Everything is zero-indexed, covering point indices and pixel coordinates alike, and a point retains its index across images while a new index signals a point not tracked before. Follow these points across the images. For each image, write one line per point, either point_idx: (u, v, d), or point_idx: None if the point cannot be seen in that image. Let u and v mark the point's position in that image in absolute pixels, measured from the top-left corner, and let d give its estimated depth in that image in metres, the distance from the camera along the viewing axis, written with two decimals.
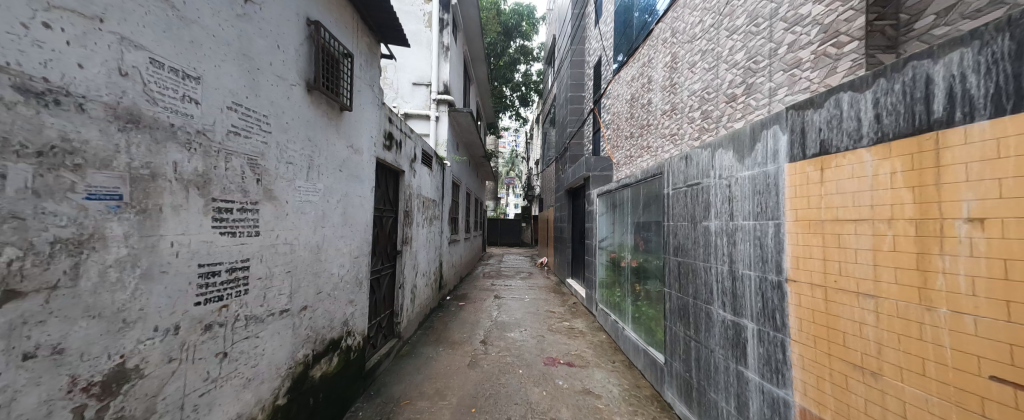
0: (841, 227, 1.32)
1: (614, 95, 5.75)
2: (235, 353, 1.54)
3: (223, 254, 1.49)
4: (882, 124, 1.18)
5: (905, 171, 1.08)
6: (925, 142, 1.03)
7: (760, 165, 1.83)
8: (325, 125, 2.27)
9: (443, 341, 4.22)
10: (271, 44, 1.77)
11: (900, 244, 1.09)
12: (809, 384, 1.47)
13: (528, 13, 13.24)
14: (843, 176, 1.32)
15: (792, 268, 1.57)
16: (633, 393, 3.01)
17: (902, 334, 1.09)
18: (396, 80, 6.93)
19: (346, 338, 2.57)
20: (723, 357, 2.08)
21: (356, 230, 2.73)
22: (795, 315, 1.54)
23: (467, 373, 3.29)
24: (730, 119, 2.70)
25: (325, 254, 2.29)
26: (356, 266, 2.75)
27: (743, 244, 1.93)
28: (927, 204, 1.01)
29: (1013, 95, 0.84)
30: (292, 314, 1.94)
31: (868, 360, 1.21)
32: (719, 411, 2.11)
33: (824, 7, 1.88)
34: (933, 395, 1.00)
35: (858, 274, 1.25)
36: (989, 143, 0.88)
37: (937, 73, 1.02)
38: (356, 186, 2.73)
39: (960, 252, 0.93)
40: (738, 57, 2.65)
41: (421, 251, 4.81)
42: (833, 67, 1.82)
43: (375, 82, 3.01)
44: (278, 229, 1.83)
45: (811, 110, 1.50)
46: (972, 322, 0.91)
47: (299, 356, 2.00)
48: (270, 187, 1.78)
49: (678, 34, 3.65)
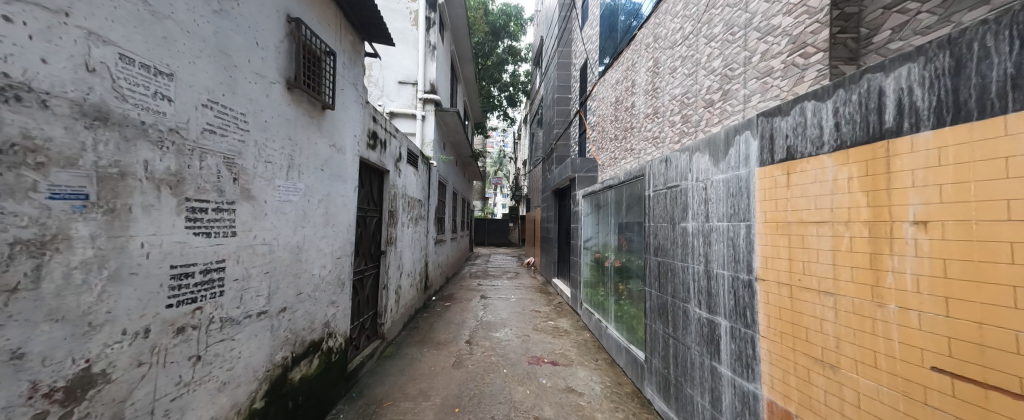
0: (805, 229, 1.39)
1: (599, 97, 5.84)
2: (210, 356, 1.50)
3: (198, 255, 1.45)
4: (841, 132, 1.25)
5: (861, 176, 1.15)
6: (878, 149, 1.10)
7: (733, 169, 1.90)
8: (306, 124, 2.23)
9: (428, 341, 4.20)
10: (250, 41, 1.74)
11: (856, 244, 1.16)
12: (776, 378, 1.54)
13: (516, 14, 13.25)
14: (807, 180, 1.39)
15: (761, 267, 1.64)
16: (615, 390, 3.08)
17: (859, 330, 1.16)
18: (381, 78, 6.84)
19: (327, 339, 2.53)
20: (699, 353, 2.16)
21: (338, 230, 2.69)
22: (764, 313, 1.62)
23: (451, 373, 3.29)
24: (708, 123, 2.79)
25: (305, 254, 2.25)
26: (338, 266, 2.71)
27: (718, 244, 2.01)
28: (879, 207, 1.08)
29: (952, 109, 0.91)
30: (270, 316, 1.91)
31: (828, 355, 1.28)
32: (695, 406, 2.19)
33: (794, 19, 1.97)
34: (884, 386, 1.07)
35: (820, 273, 1.32)
36: (933, 152, 0.95)
37: (889, 86, 1.09)
38: (339, 185, 2.69)
39: (907, 252, 1.00)
40: (716, 64, 2.74)
41: (406, 252, 4.77)
42: (801, 76, 1.91)
43: (358, 81, 2.97)
44: (256, 229, 1.80)
45: (780, 117, 1.58)
46: (917, 317, 0.98)
47: (278, 359, 1.96)
48: (247, 187, 1.74)
49: (660, 40, 3.75)
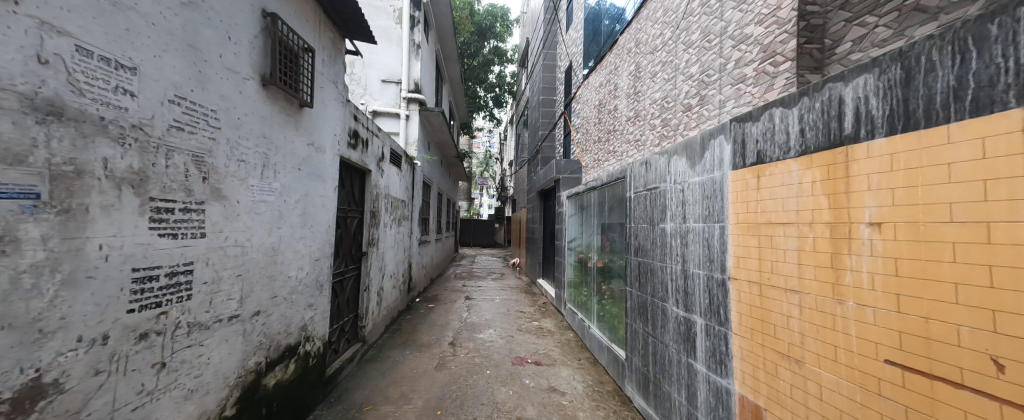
0: (773, 230, 1.46)
1: (583, 100, 5.91)
2: (176, 363, 1.44)
3: (163, 257, 1.39)
4: (806, 138, 1.32)
5: (823, 180, 1.22)
6: (838, 154, 1.16)
7: (708, 172, 1.97)
8: (283, 121, 2.17)
9: (411, 343, 4.14)
10: (221, 35, 1.68)
11: (819, 244, 1.23)
12: (746, 373, 1.60)
13: (503, 15, 13.23)
14: (775, 183, 1.45)
15: (734, 266, 1.71)
16: (596, 388, 3.13)
17: (821, 325, 1.22)
18: (364, 76, 6.71)
19: (305, 343, 2.46)
20: (676, 351, 2.22)
21: (317, 231, 2.62)
22: (736, 311, 1.68)
23: (433, 375, 3.26)
24: (686, 127, 2.88)
25: (281, 256, 2.19)
26: (317, 268, 2.64)
27: (694, 245, 2.07)
28: (839, 209, 1.15)
29: (902, 118, 0.98)
30: (242, 320, 1.84)
31: (794, 350, 1.34)
32: (672, 402, 2.25)
33: (765, 29, 2.06)
34: (843, 378, 1.13)
35: (786, 272, 1.38)
36: (885, 158, 1.01)
37: (848, 95, 1.16)
38: (318, 185, 2.62)
39: (863, 251, 1.07)
40: (693, 70, 2.83)
41: (389, 253, 4.69)
42: (771, 83, 1.99)
43: (338, 79, 2.91)
44: (227, 230, 1.73)
45: (751, 122, 1.65)
46: (872, 313, 1.04)
47: (251, 364, 1.90)
48: (218, 186, 1.67)
49: (641, 45, 3.83)
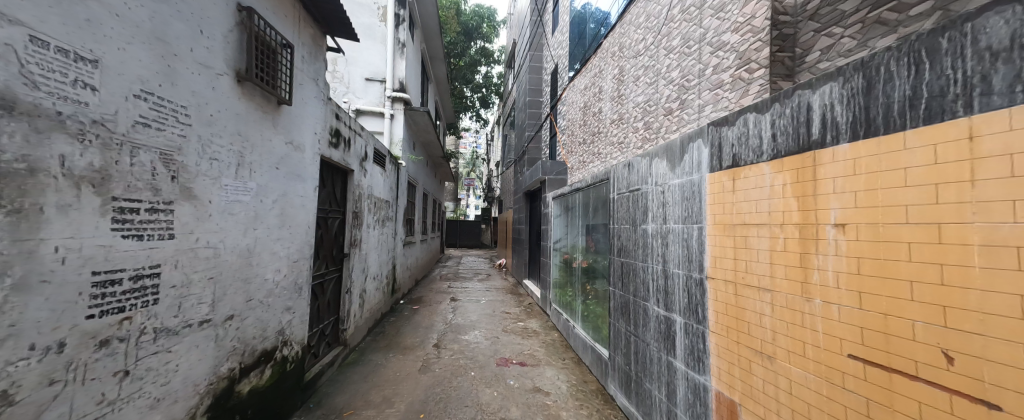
0: (747, 230, 1.51)
1: (569, 102, 5.96)
2: (140, 370, 1.37)
3: (127, 260, 1.33)
4: (778, 142, 1.37)
5: (793, 182, 1.27)
6: (806, 158, 1.22)
7: (687, 175, 2.02)
8: (259, 119, 2.10)
9: (394, 346, 4.08)
10: (192, 29, 1.62)
11: (789, 244, 1.28)
12: (722, 369, 1.65)
13: (490, 15, 13.21)
14: (749, 185, 1.51)
15: (710, 266, 1.76)
16: (580, 388, 3.15)
17: (791, 322, 1.27)
18: (347, 74, 6.58)
19: (282, 348, 2.39)
20: (657, 349, 2.26)
21: (296, 232, 2.54)
22: (713, 309, 1.73)
23: (417, 378, 3.22)
24: (668, 130, 2.94)
25: (257, 258, 2.11)
26: (296, 270, 2.56)
27: (674, 245, 2.12)
28: (807, 211, 1.20)
29: (863, 124, 1.03)
30: (214, 325, 1.77)
31: (766, 347, 1.39)
32: (653, 400, 2.29)
33: (740, 37, 2.14)
34: (811, 373, 1.18)
35: (759, 271, 1.44)
36: (848, 162, 1.06)
37: (815, 102, 1.21)
38: (298, 184, 2.55)
39: (828, 251, 1.12)
40: (674, 75, 2.90)
41: (372, 254, 4.61)
42: (746, 89, 2.07)
43: (319, 76, 2.84)
44: (198, 231, 1.66)
45: (727, 127, 1.70)
46: (837, 310, 1.09)
47: (223, 371, 1.83)
48: (188, 186, 1.61)
49: (625, 49, 3.90)
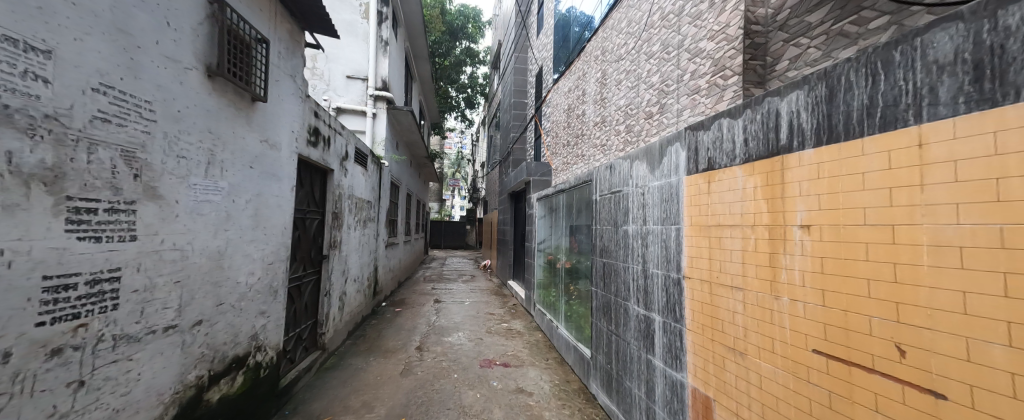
0: (721, 231, 1.57)
1: (553, 104, 6.01)
2: (98, 380, 1.30)
3: (83, 263, 1.25)
4: (749, 147, 1.43)
5: (763, 185, 1.32)
6: (775, 162, 1.27)
7: (666, 177, 2.07)
8: (232, 116, 2.02)
9: (375, 349, 4.00)
10: (158, 20, 1.55)
11: (759, 244, 1.33)
12: (698, 366, 1.70)
13: (476, 16, 13.16)
14: (723, 188, 1.56)
15: (687, 266, 1.81)
16: (563, 388, 3.18)
17: (762, 320, 1.32)
18: (328, 71, 6.42)
19: (256, 353, 2.30)
20: (637, 348, 2.31)
21: (272, 233, 2.46)
22: (689, 308, 1.78)
23: (398, 382, 3.17)
24: (648, 133, 3.01)
25: (228, 260, 2.03)
26: (271, 273, 2.47)
27: (653, 246, 2.17)
28: (776, 212, 1.25)
29: (825, 131, 1.09)
30: (181, 331, 1.69)
31: (738, 343, 1.44)
32: (633, 398, 2.33)
33: (715, 45, 2.22)
34: (779, 368, 1.23)
35: (732, 270, 1.49)
36: (813, 167, 1.12)
37: (783, 109, 1.27)
38: (274, 184, 2.47)
39: (795, 251, 1.17)
40: (654, 79, 2.97)
41: (353, 256, 4.50)
42: (721, 95, 2.14)
43: (297, 72, 2.76)
44: (163, 233, 1.58)
45: (703, 131, 1.75)
46: (802, 307, 1.14)
47: (191, 379, 1.74)
48: (153, 185, 1.53)
49: (607, 53, 3.97)
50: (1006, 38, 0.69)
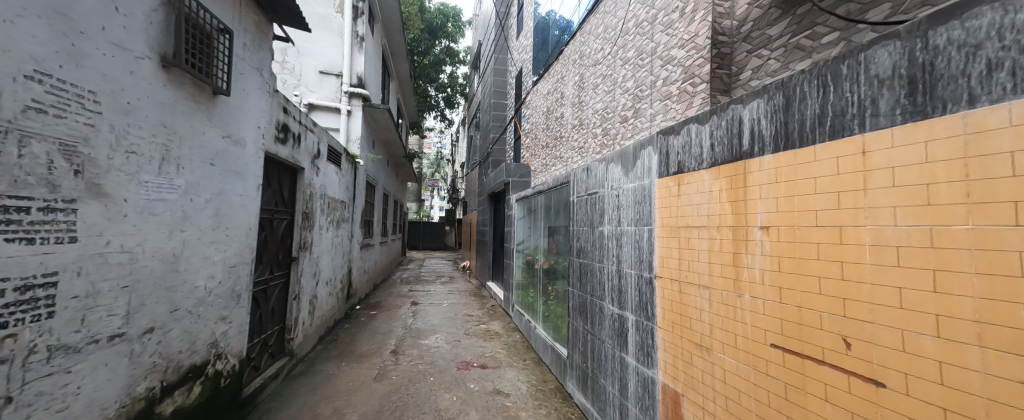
0: (689, 232, 1.63)
1: (533, 106, 6.05)
2: (29, 395, 1.19)
3: (13, 267, 1.14)
4: (715, 152, 1.49)
5: (728, 188, 1.39)
6: (739, 166, 1.34)
7: (639, 179, 2.13)
8: (190, 109, 1.91)
9: (347, 354, 3.87)
10: (104, 5, 1.44)
11: (724, 245, 1.40)
12: (668, 363, 1.76)
13: (455, 15, 13.06)
14: (692, 190, 1.62)
15: (658, 266, 1.87)
16: (539, 387, 3.21)
17: (726, 316, 1.38)
18: (299, 65, 6.17)
19: (215, 361, 2.17)
20: (611, 346, 2.36)
21: (235, 234, 2.33)
22: (660, 306, 1.84)
23: (372, 387, 3.09)
24: (623, 137, 3.08)
25: (185, 263, 1.91)
26: (234, 276, 2.34)
27: (627, 246, 2.23)
28: (739, 214, 1.32)
29: (782, 138, 1.16)
30: (129, 339, 1.57)
31: (704, 340, 1.50)
32: (607, 395, 2.38)
33: (686, 53, 2.31)
34: (742, 362, 1.29)
35: (699, 270, 1.55)
36: (772, 172, 1.18)
37: (745, 116, 1.34)
38: (238, 183, 2.34)
39: (756, 251, 1.23)
40: (629, 84, 3.05)
41: (325, 257, 4.34)
42: (690, 101, 2.23)
43: (264, 66, 2.63)
44: (110, 234, 1.47)
45: (673, 135, 1.81)
46: (762, 304, 1.20)
47: (141, 391, 1.62)
48: (98, 182, 1.42)
49: (584, 57, 4.04)
50: (935, 55, 0.77)
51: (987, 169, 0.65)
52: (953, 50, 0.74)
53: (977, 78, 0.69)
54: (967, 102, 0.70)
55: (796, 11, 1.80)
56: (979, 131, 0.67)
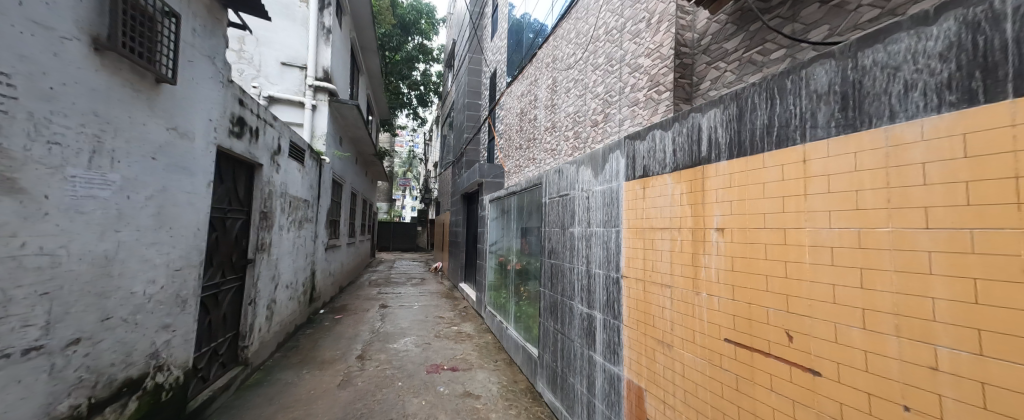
0: (653, 233, 1.70)
1: (506, 107, 6.08)
2: None
3: None
4: (677, 157, 1.57)
5: (688, 192, 1.46)
6: (698, 171, 1.41)
7: (607, 182, 2.19)
8: (130, 98, 1.74)
9: (309, 361, 3.68)
10: None
11: (685, 245, 1.46)
12: (633, 359, 1.82)
13: (429, 12, 12.86)
14: (656, 193, 1.70)
15: (625, 266, 1.93)
16: (510, 388, 3.21)
17: (687, 313, 1.45)
18: (258, 56, 5.83)
19: (155, 374, 1.98)
20: (580, 345, 2.41)
21: (181, 235, 2.15)
22: (626, 305, 1.90)
23: (335, 395, 2.95)
24: (593, 140, 3.16)
25: (121, 267, 1.74)
26: (180, 280, 2.15)
27: (596, 247, 2.28)
28: (698, 216, 1.39)
29: (736, 145, 1.23)
30: (49, 353, 1.40)
31: (666, 336, 1.57)
32: (575, 393, 2.43)
33: (652, 62, 2.42)
34: (699, 356, 1.36)
35: (662, 269, 1.61)
36: (727, 177, 1.25)
37: (703, 124, 1.41)
38: (185, 179, 2.16)
39: (712, 251, 1.30)
40: (599, 89, 3.14)
41: (285, 259, 4.10)
42: (656, 108, 2.34)
43: (217, 54, 2.45)
44: (26, 234, 1.31)
45: (639, 140, 1.89)
46: (717, 301, 1.27)
47: (62, 410, 1.45)
48: (11, 176, 1.27)
49: (557, 61, 4.11)
50: (863, 75, 0.86)
51: (903, 178, 0.74)
52: (878, 71, 0.83)
53: (897, 96, 0.77)
54: (888, 118, 0.79)
55: (749, 28, 1.94)
56: (898, 144, 0.75)
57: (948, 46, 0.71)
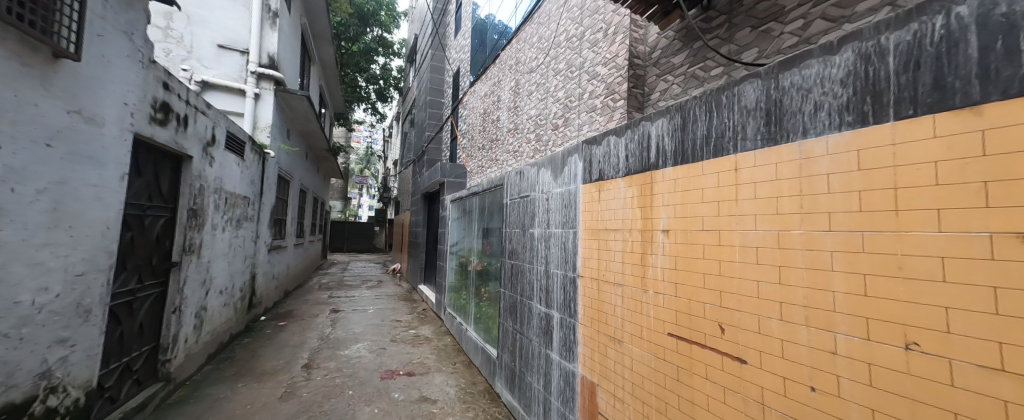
0: (607, 234, 1.77)
1: (469, 107, 6.03)
2: None
3: None
4: (629, 163, 1.65)
5: (638, 195, 1.55)
6: (647, 176, 1.50)
7: (566, 185, 2.25)
8: (15, 73, 1.48)
9: (247, 373, 3.36)
10: None
11: (636, 245, 1.54)
12: (587, 356, 1.89)
13: (389, 4, 12.36)
14: (609, 196, 1.77)
15: (581, 266, 1.99)
16: (469, 390, 3.18)
17: (636, 310, 1.52)
18: (191, 36, 5.24)
19: (47, 397, 1.69)
20: (538, 344, 2.44)
21: (85, 235, 1.86)
22: (582, 304, 1.97)
23: (276, 408, 2.72)
24: (554, 144, 3.23)
25: (2, 272, 1.47)
26: (83, 287, 1.87)
27: (554, 248, 2.33)
28: (647, 219, 1.48)
29: (680, 153, 1.33)
30: None
31: (618, 333, 1.64)
32: (532, 391, 2.46)
33: (609, 70, 2.53)
34: (647, 351, 1.44)
35: (614, 269, 1.69)
36: (672, 182, 1.35)
37: (652, 132, 1.50)
38: (93, 170, 1.88)
39: (658, 251, 1.39)
40: (560, 94, 3.22)
41: (219, 262, 3.71)
42: (611, 115, 2.46)
43: (137, 29, 2.16)
44: None
45: (595, 145, 1.96)
46: (663, 299, 1.35)
47: None
48: None
49: (520, 64, 4.16)
50: (783, 95, 0.97)
51: (812, 186, 0.84)
52: (794, 92, 0.94)
53: (809, 115, 0.88)
54: (801, 134, 0.89)
55: (693, 45, 2.10)
56: (809, 157, 0.86)
57: (848, 73, 0.82)
